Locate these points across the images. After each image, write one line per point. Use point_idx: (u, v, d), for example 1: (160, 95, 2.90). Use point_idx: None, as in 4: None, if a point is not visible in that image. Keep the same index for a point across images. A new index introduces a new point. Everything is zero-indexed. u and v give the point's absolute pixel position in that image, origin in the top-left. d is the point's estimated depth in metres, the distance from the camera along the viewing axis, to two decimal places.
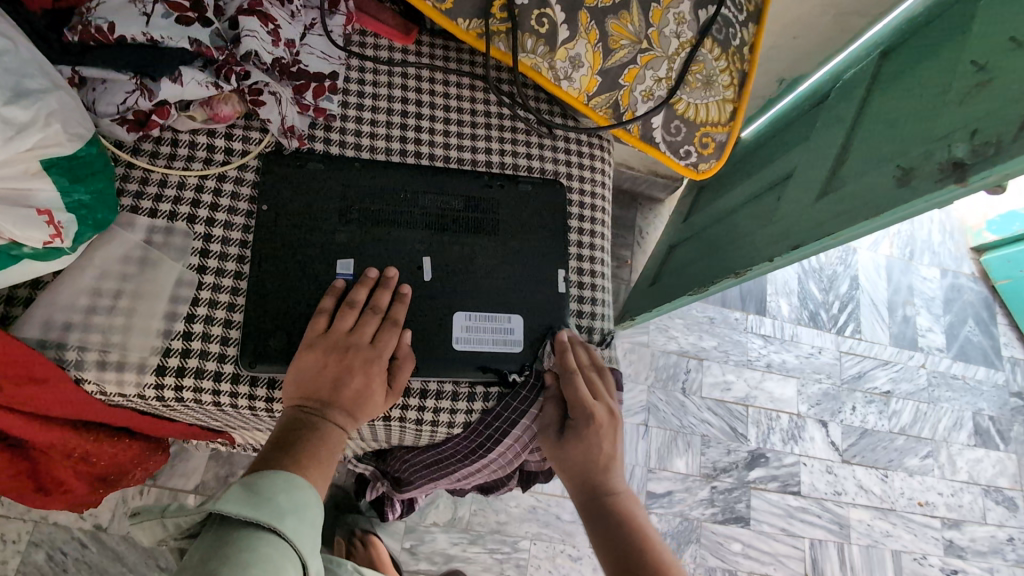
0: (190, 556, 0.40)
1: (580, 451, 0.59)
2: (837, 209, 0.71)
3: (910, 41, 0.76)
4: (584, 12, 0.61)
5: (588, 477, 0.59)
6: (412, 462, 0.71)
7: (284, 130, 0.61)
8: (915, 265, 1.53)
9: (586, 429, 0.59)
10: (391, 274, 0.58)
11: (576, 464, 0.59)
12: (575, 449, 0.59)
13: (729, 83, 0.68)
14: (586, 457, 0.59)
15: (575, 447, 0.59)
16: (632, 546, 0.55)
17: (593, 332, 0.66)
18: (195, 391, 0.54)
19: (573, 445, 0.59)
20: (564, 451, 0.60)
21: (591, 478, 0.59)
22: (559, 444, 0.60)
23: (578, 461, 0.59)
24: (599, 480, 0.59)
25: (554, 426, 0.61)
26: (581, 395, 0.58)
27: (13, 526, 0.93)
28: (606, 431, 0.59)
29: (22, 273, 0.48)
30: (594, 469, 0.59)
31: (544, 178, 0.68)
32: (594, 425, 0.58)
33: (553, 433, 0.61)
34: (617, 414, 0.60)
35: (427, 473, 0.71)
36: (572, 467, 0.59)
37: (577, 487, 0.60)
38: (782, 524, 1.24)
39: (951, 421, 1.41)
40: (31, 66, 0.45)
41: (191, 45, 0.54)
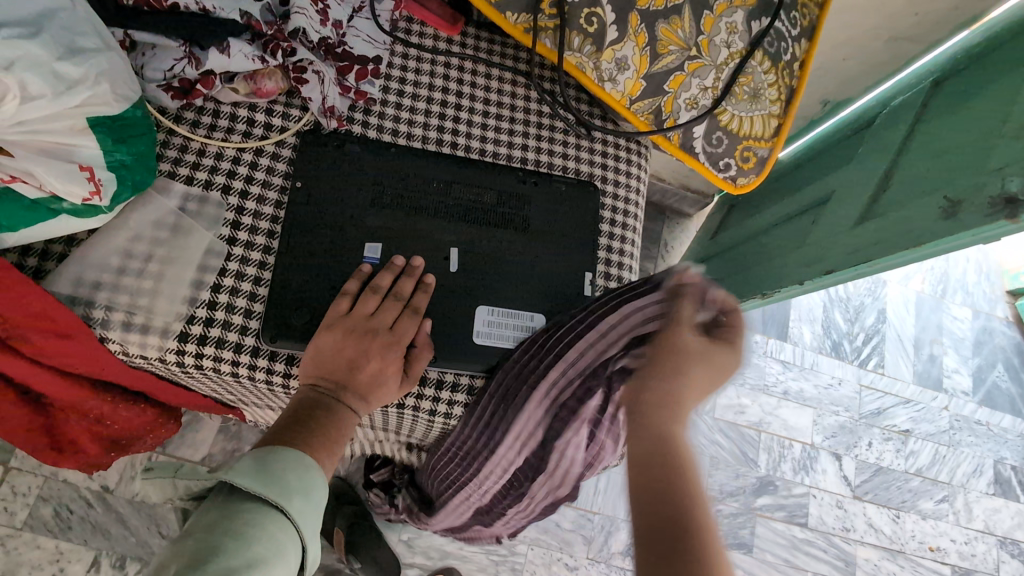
0: (194, 520, 0.40)
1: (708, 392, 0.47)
2: (875, 236, 0.69)
3: (968, 70, 0.73)
4: (635, 14, 0.60)
5: (682, 394, 0.45)
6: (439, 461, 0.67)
7: (324, 110, 0.61)
8: (946, 304, 1.48)
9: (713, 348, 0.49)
10: (418, 263, 0.58)
11: (679, 376, 0.46)
12: (698, 359, 0.46)
13: (777, 98, 0.67)
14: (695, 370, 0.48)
15: (688, 361, 0.46)
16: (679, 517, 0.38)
17: None
18: (215, 359, 0.54)
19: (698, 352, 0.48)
20: (676, 357, 0.46)
21: (685, 394, 0.45)
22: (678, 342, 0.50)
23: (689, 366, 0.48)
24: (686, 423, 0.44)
25: (684, 327, 0.48)
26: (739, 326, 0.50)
27: (25, 479, 0.94)
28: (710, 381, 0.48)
29: (59, 228, 0.49)
30: (693, 389, 0.46)
31: (578, 179, 0.67)
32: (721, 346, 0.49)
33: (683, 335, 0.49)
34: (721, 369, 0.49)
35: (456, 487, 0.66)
36: (658, 401, 0.45)
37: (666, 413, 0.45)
38: (786, 555, 1.21)
39: (971, 467, 1.37)
40: (85, 25, 0.46)
41: (242, 17, 0.55)
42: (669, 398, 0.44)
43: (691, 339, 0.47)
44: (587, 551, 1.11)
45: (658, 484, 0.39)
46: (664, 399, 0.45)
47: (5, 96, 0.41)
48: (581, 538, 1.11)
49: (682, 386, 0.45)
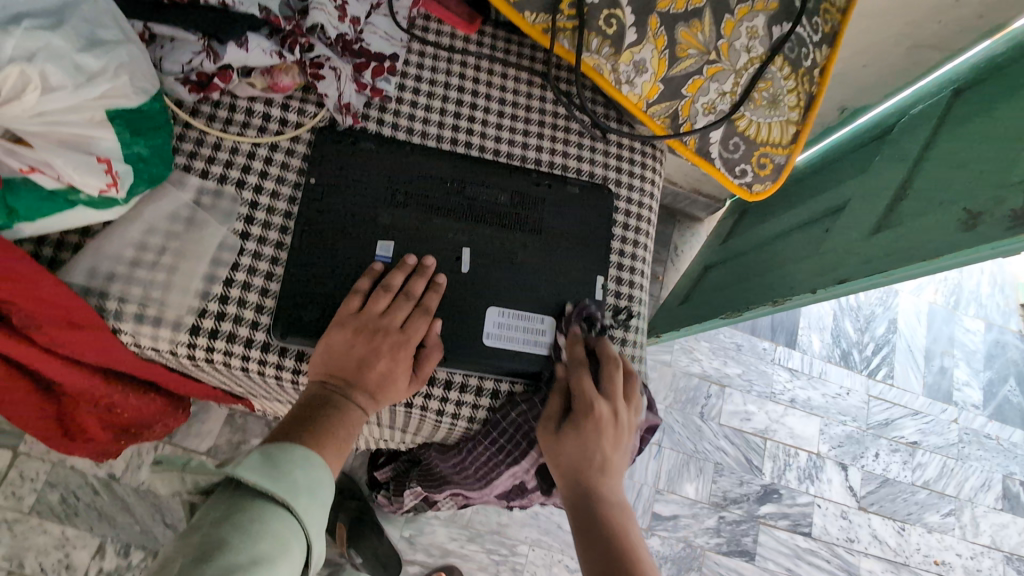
0: (202, 514, 0.40)
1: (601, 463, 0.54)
2: (890, 246, 0.68)
3: (990, 80, 0.72)
4: (655, 16, 0.60)
5: (581, 479, 0.53)
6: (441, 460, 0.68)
7: (340, 107, 0.60)
8: (959, 315, 1.47)
9: (584, 423, 0.53)
10: (429, 262, 0.57)
11: (570, 468, 0.54)
12: (571, 446, 0.53)
13: (795, 105, 0.66)
14: (581, 455, 0.53)
15: (569, 453, 0.53)
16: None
17: (627, 344, 0.64)
18: (225, 353, 0.54)
19: (572, 437, 0.54)
20: (556, 453, 0.54)
21: (583, 478, 0.53)
22: (554, 437, 0.54)
23: (573, 456, 0.53)
24: (600, 499, 0.53)
25: (551, 420, 0.55)
26: (586, 388, 0.54)
27: (33, 464, 0.95)
28: (608, 433, 0.54)
29: (75, 219, 0.49)
30: (587, 468, 0.53)
31: (593, 181, 0.67)
32: (591, 420, 0.53)
33: (550, 426, 0.55)
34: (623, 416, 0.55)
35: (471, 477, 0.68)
36: (570, 495, 0.54)
37: (572, 493, 0.54)
38: (789, 564, 1.20)
39: (979, 481, 1.35)
40: (106, 17, 0.46)
41: (260, 12, 0.55)
42: (573, 491, 0.54)
43: (556, 431, 0.55)
44: None
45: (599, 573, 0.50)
46: (575, 491, 0.54)
47: (27, 86, 0.41)
48: None
49: (574, 475, 0.54)
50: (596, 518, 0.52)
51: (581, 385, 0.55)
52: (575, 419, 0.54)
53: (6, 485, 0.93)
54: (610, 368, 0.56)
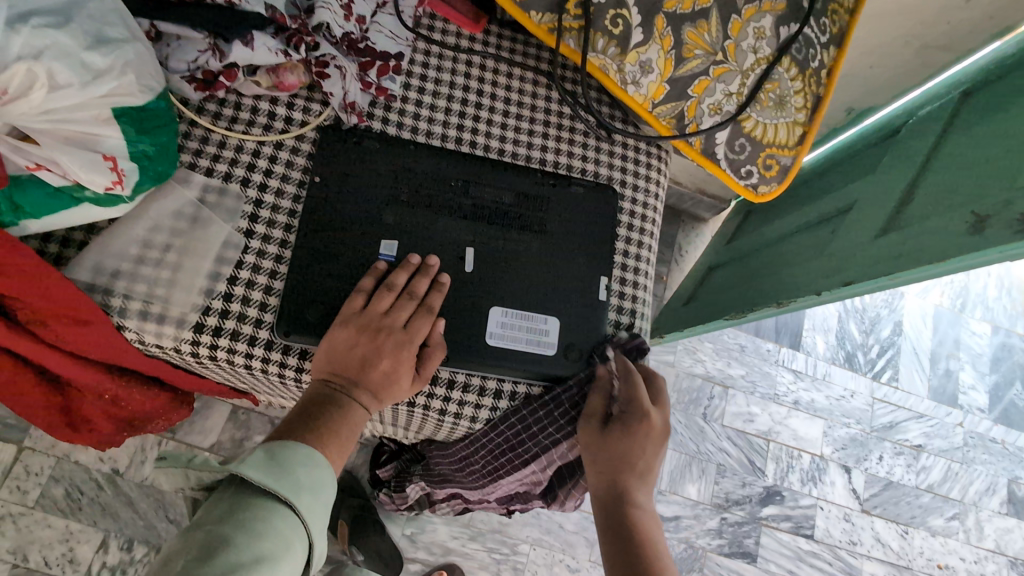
0: (205, 512, 0.41)
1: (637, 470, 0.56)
2: (897, 249, 0.68)
3: (998, 82, 0.72)
4: (661, 17, 0.60)
5: (617, 480, 0.55)
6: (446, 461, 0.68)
7: (344, 105, 0.61)
8: (965, 318, 1.46)
9: (634, 426, 0.55)
10: (433, 262, 0.57)
11: (609, 468, 0.55)
12: (617, 447, 0.55)
13: (802, 106, 0.66)
14: (624, 457, 0.55)
15: (612, 454, 0.55)
16: None
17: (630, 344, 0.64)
18: (229, 350, 0.55)
19: (618, 439, 0.55)
20: (600, 451, 0.55)
21: (620, 479, 0.55)
22: (600, 434, 0.56)
23: (616, 457, 0.55)
24: (631, 502, 0.55)
25: (596, 418, 0.57)
26: (641, 397, 0.56)
27: (38, 459, 0.96)
28: (651, 441, 0.56)
29: (80, 216, 0.49)
30: (625, 471, 0.55)
31: (597, 181, 0.67)
32: (641, 427, 0.56)
33: (595, 423, 0.56)
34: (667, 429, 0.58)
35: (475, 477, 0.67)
36: (603, 493, 0.56)
37: (605, 492, 0.55)
38: (790, 566, 1.20)
39: (984, 485, 1.34)
40: (112, 15, 0.46)
41: (267, 11, 0.54)
42: (608, 490, 0.55)
43: (604, 430, 0.56)
44: (589, 553, 1.11)
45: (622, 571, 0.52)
46: (608, 490, 0.55)
47: (34, 83, 0.41)
48: (584, 541, 1.11)
49: (611, 475, 0.55)
50: (623, 519, 0.54)
51: (635, 393, 0.56)
52: (626, 424, 0.55)
53: (11, 479, 0.94)
54: (656, 384, 0.59)
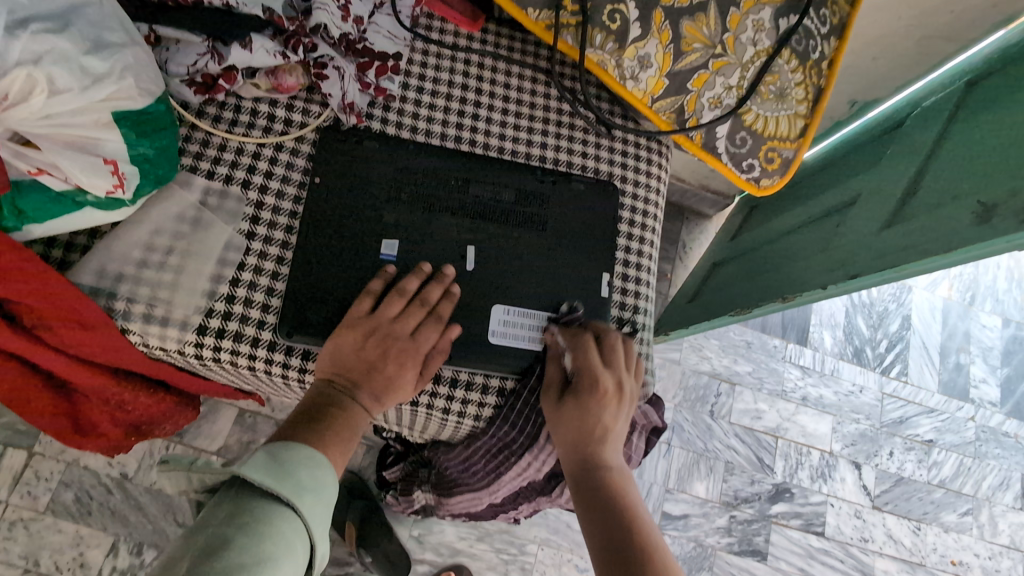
0: (207, 514, 0.40)
1: (598, 434, 0.53)
2: (903, 241, 0.67)
3: (1003, 71, 0.71)
4: (659, 11, 0.59)
5: (579, 447, 0.53)
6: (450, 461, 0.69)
7: (343, 106, 0.60)
8: (975, 311, 1.44)
9: (585, 391, 0.54)
10: (447, 270, 0.57)
11: (568, 437, 0.53)
12: (574, 414, 0.53)
13: (804, 98, 0.65)
14: (580, 423, 0.53)
15: (570, 420, 0.53)
16: (625, 551, 0.47)
17: (629, 325, 0.64)
18: (232, 352, 0.55)
19: (570, 406, 0.54)
20: (559, 420, 0.54)
21: (582, 447, 0.53)
22: (555, 405, 0.55)
23: (573, 423, 0.53)
24: (601, 465, 0.52)
25: (554, 389, 0.56)
26: (591, 360, 0.55)
27: (48, 464, 0.96)
28: (608, 401, 0.54)
29: (83, 221, 0.49)
30: (587, 436, 0.53)
31: (597, 178, 0.66)
32: (595, 390, 0.54)
33: (551, 394, 0.56)
34: (627, 387, 0.56)
35: (481, 475, 0.66)
36: (571, 465, 0.53)
37: (570, 460, 0.53)
38: (801, 564, 1.18)
39: (997, 480, 1.32)
40: (111, 20, 0.46)
41: (264, 13, 0.55)
42: (574, 461, 0.53)
43: (561, 400, 0.55)
44: None
45: (598, 539, 0.48)
46: (575, 460, 0.53)
47: (34, 89, 0.41)
48: None
49: (572, 446, 0.53)
50: (597, 486, 0.51)
51: (586, 357, 0.55)
52: (580, 389, 0.54)
53: (21, 485, 0.95)
54: (610, 343, 0.57)
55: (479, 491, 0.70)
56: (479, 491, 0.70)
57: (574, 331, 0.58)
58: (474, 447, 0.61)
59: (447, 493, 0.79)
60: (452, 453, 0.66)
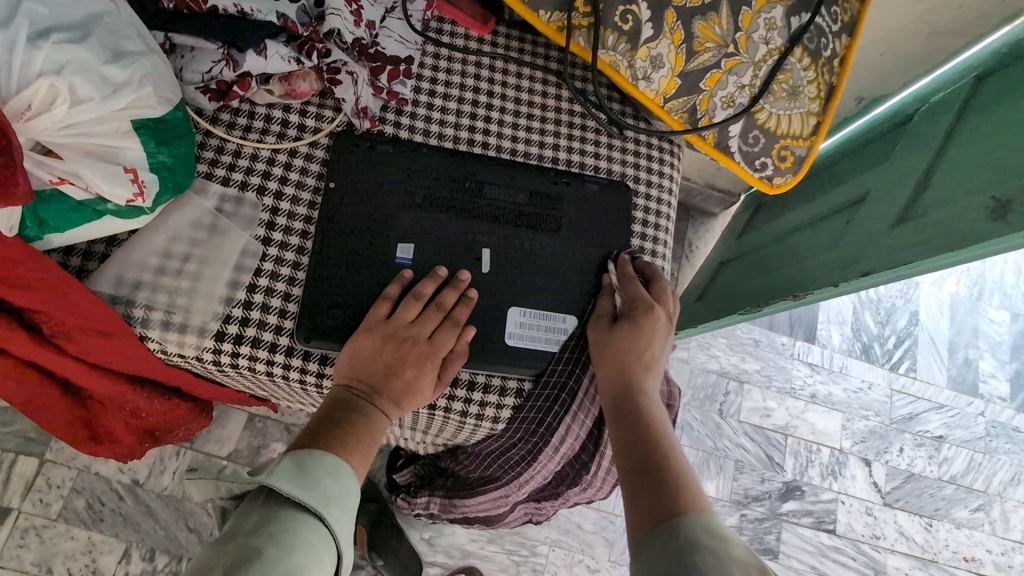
0: (236, 523, 0.41)
1: (645, 363, 0.55)
2: (916, 237, 0.66)
3: (1012, 66, 0.71)
4: (671, 11, 0.59)
5: (625, 368, 0.54)
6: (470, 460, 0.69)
7: (357, 111, 0.61)
8: (983, 306, 1.44)
9: (640, 319, 0.56)
10: (463, 276, 0.57)
11: (617, 357, 0.55)
12: (624, 338, 0.56)
13: (816, 96, 0.65)
14: (631, 346, 0.55)
15: (620, 343, 0.55)
16: (657, 461, 0.47)
17: None
18: (251, 358, 0.55)
19: (624, 331, 0.56)
20: (608, 342, 0.56)
21: (628, 368, 0.54)
22: (607, 329, 0.57)
23: (624, 346, 0.55)
24: (640, 389, 0.53)
25: (605, 316, 0.58)
26: (646, 295, 0.58)
27: (58, 472, 0.97)
28: (658, 335, 0.57)
29: (102, 229, 0.50)
30: (634, 361, 0.55)
31: (610, 178, 0.66)
32: (649, 320, 0.57)
33: (603, 320, 0.58)
34: (673, 330, 0.59)
35: (510, 467, 0.64)
36: (610, 386, 0.54)
37: (612, 379, 0.54)
38: (813, 562, 1.18)
39: (1008, 475, 1.32)
40: (129, 29, 0.47)
41: (279, 19, 0.55)
42: (617, 380, 0.54)
43: (612, 326, 0.57)
44: (609, 553, 1.10)
45: (630, 451, 0.49)
46: (616, 379, 0.54)
47: (56, 99, 0.42)
48: (603, 540, 1.10)
49: (619, 366, 0.55)
50: (634, 406, 0.52)
51: (639, 291, 0.58)
52: (635, 317, 0.57)
53: (33, 492, 0.95)
54: (663, 288, 0.61)
55: (507, 488, 0.68)
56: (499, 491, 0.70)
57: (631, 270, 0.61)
58: (503, 436, 0.60)
59: (464, 495, 0.80)
60: (476, 449, 0.65)
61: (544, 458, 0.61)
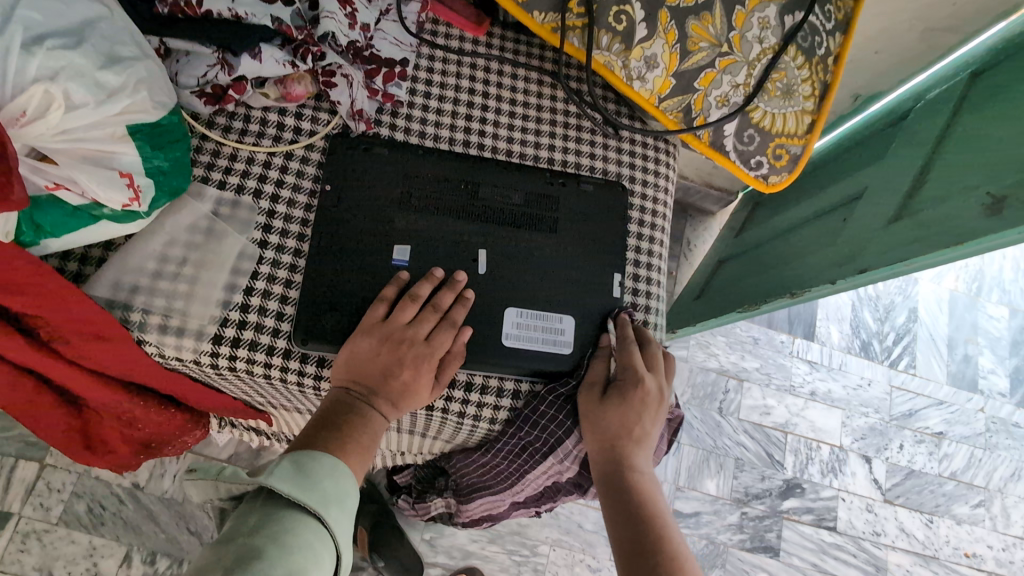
0: (235, 524, 0.41)
1: (637, 439, 0.56)
2: (911, 234, 0.66)
3: (1006, 64, 0.71)
4: (665, 11, 0.60)
5: (616, 446, 0.56)
6: (468, 466, 0.69)
7: (352, 113, 0.62)
8: (982, 303, 1.44)
9: (631, 394, 0.56)
10: (459, 277, 0.58)
11: (608, 435, 0.56)
12: (616, 415, 0.56)
13: (810, 94, 0.65)
14: (622, 423, 0.56)
15: (611, 420, 0.56)
16: (650, 549, 0.51)
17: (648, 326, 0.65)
18: (248, 361, 0.55)
19: (615, 407, 0.56)
20: (599, 419, 0.56)
21: (619, 447, 0.56)
22: (599, 402, 0.57)
23: (615, 425, 0.56)
24: (631, 470, 0.55)
25: (597, 386, 0.57)
26: (638, 363, 0.58)
27: (59, 475, 0.97)
28: (648, 406, 0.57)
29: (98, 234, 0.50)
30: (624, 438, 0.56)
31: (606, 178, 0.67)
32: (639, 392, 0.57)
33: (595, 390, 0.57)
34: (663, 394, 0.59)
35: (504, 476, 0.66)
36: (603, 465, 0.56)
37: (604, 458, 0.56)
38: (814, 560, 1.18)
39: (1009, 471, 1.32)
40: (123, 34, 0.47)
41: (273, 23, 0.56)
42: (609, 458, 0.56)
43: (604, 398, 0.57)
44: (610, 552, 1.10)
45: (624, 538, 0.52)
46: (608, 458, 0.56)
47: (51, 105, 0.42)
48: (603, 539, 1.11)
49: (610, 444, 0.56)
50: (626, 487, 0.54)
51: (631, 359, 0.58)
52: (624, 391, 0.56)
53: (34, 497, 0.95)
54: (654, 348, 0.61)
55: (502, 493, 0.70)
56: (500, 494, 0.70)
57: (623, 333, 0.60)
58: (498, 444, 0.61)
59: (467, 499, 0.79)
60: (473, 454, 0.65)
61: (544, 461, 0.60)
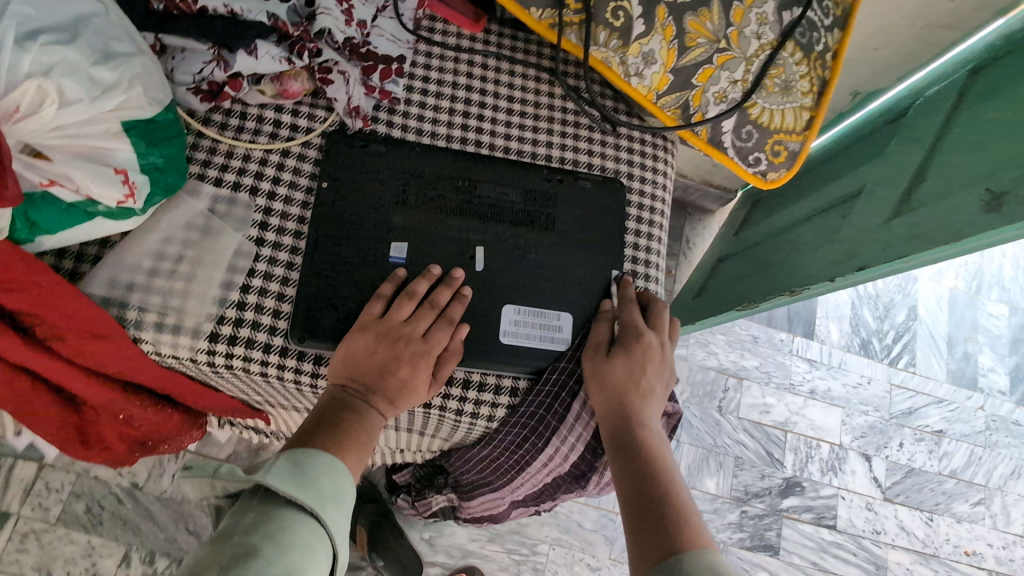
0: (232, 522, 0.41)
1: (643, 394, 0.55)
2: (911, 231, 0.66)
3: (1006, 59, 0.71)
4: (662, 7, 0.59)
5: (623, 402, 0.55)
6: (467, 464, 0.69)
7: (349, 110, 0.61)
8: (981, 301, 1.44)
9: (636, 351, 0.56)
10: (457, 274, 0.57)
11: (614, 390, 0.55)
12: (621, 371, 0.55)
13: (809, 90, 0.65)
14: (628, 378, 0.55)
15: (617, 375, 0.55)
16: (659, 497, 0.48)
17: None
18: (245, 359, 0.55)
19: (620, 363, 0.56)
20: (605, 375, 0.55)
21: (626, 402, 0.55)
22: (604, 359, 0.56)
23: (622, 380, 0.55)
24: (638, 424, 0.54)
25: (603, 345, 0.57)
26: (641, 322, 0.58)
27: (58, 475, 0.97)
28: (653, 364, 0.57)
29: (93, 231, 0.50)
30: (631, 394, 0.55)
31: (604, 175, 0.66)
32: (643, 350, 0.57)
33: (600, 349, 0.57)
34: (668, 357, 0.59)
35: (503, 473, 0.66)
36: (610, 421, 0.55)
37: (611, 414, 0.55)
38: (814, 558, 1.18)
39: (1009, 469, 1.32)
40: (118, 30, 0.47)
41: (269, 20, 0.55)
42: (616, 414, 0.54)
43: (609, 356, 0.56)
44: (610, 551, 1.10)
45: (631, 490, 0.50)
46: (615, 414, 0.55)
47: (44, 101, 0.42)
48: (603, 538, 1.10)
49: (617, 400, 0.55)
50: (633, 442, 0.53)
51: (634, 319, 0.58)
52: (629, 348, 0.56)
53: (32, 496, 0.95)
54: (658, 312, 0.61)
55: (502, 491, 0.69)
56: (499, 492, 0.70)
57: (626, 296, 0.61)
58: (496, 440, 0.60)
59: (467, 497, 0.79)
60: (472, 452, 0.65)
61: (541, 459, 0.60)
